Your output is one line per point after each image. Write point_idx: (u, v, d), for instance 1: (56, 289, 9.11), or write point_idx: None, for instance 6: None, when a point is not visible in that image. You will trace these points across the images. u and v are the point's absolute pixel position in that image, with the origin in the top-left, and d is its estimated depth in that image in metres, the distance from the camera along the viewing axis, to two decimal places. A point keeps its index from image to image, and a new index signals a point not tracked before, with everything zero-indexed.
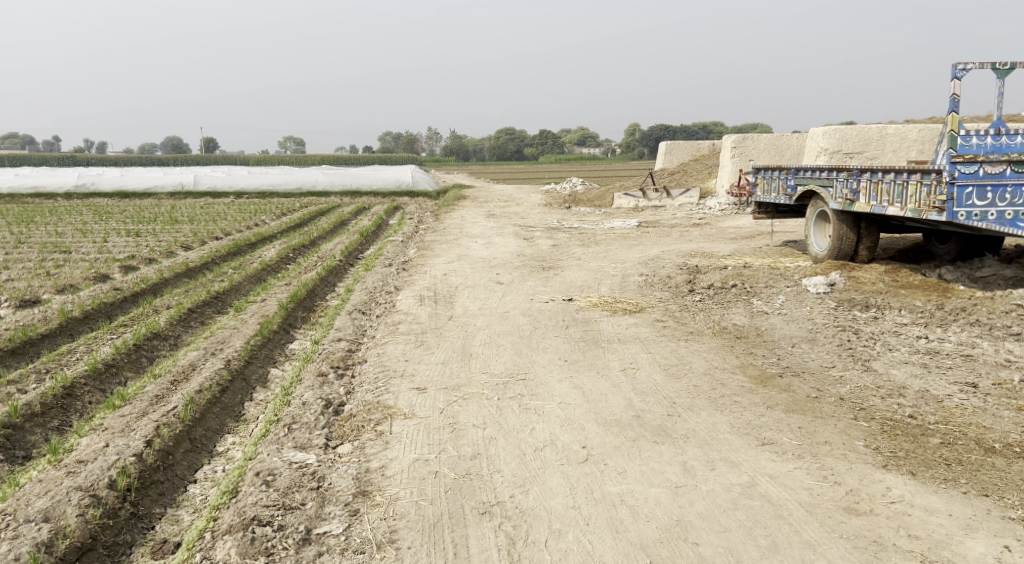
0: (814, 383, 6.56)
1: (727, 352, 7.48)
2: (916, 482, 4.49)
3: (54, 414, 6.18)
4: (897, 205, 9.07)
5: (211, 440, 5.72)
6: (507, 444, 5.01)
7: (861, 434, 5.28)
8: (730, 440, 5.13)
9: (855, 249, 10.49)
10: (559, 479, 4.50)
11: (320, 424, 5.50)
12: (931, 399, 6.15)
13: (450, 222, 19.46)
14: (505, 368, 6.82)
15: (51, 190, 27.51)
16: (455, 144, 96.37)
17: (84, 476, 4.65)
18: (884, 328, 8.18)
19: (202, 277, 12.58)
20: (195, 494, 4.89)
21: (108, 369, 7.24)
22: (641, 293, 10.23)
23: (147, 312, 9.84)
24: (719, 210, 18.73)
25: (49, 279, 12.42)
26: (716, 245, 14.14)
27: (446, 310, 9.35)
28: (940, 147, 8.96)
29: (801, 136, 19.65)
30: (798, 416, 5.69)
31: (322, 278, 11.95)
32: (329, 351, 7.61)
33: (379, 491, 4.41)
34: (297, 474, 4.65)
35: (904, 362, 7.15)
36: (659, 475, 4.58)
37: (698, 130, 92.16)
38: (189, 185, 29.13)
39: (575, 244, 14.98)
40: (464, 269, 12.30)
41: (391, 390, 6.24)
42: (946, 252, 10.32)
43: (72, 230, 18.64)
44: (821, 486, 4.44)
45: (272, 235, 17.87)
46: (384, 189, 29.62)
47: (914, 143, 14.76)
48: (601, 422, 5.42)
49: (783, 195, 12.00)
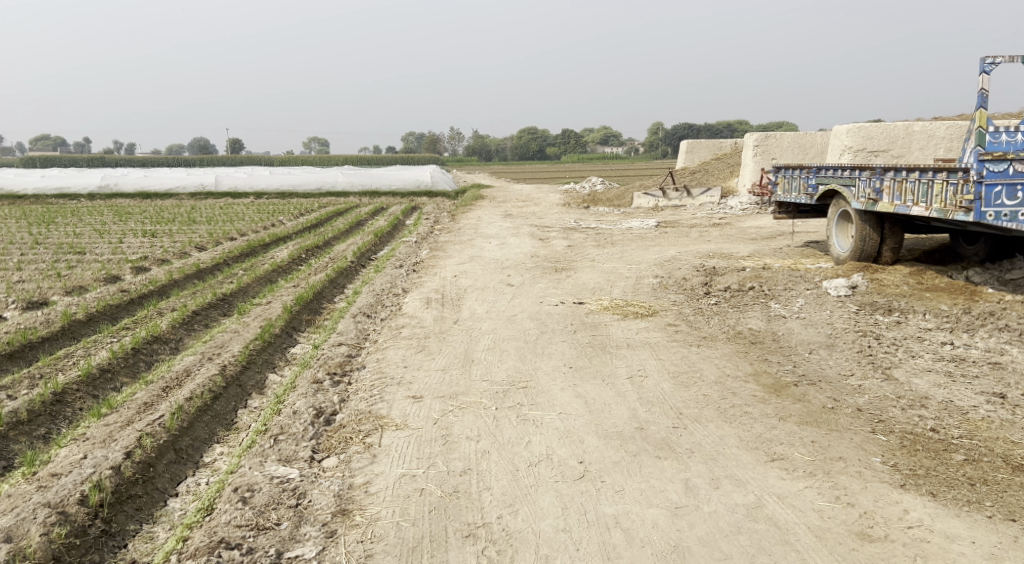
0: (831, 392, 6.22)
1: (740, 359, 7.16)
2: (936, 504, 4.17)
3: (41, 422, 6.03)
4: (922, 205, 8.71)
5: (198, 450, 5.52)
6: (500, 458, 4.75)
7: (877, 449, 4.95)
8: (737, 456, 4.83)
9: (878, 250, 10.10)
10: (551, 498, 4.23)
11: (308, 435, 5.27)
12: (955, 411, 5.80)
13: (466, 222, 19.24)
14: (507, 376, 6.56)
15: (76, 191, 27.64)
16: (477, 144, 95.98)
17: (55, 492, 4.51)
18: (906, 333, 7.82)
19: (212, 279, 12.42)
20: (173, 509, 4.71)
21: (102, 375, 7.06)
22: (654, 295, 9.92)
23: (151, 314, 9.68)
24: (739, 209, 18.34)
25: (60, 281, 12.32)
26: (735, 246, 13.76)
27: (452, 313, 9.11)
28: (968, 144, 8.59)
29: (826, 134, 19.18)
30: (812, 429, 5.36)
31: (331, 280, 11.76)
32: (328, 356, 7.37)
33: (359, 510, 4.18)
34: (278, 489, 4.44)
35: (927, 370, 6.79)
36: (658, 494, 4.29)
37: (721, 128, 91.20)
38: (210, 184, 29.14)
39: (591, 245, 14.65)
40: (475, 271, 12.07)
41: (387, 398, 5.99)
42: (974, 253, 9.89)
43: (90, 231, 18.58)
44: (832, 508, 4.13)
45: (286, 236, 17.75)
46: (402, 189, 29.48)
47: (941, 141, 14.31)
48: (602, 435, 5.14)
49: (804, 194, 11.62)
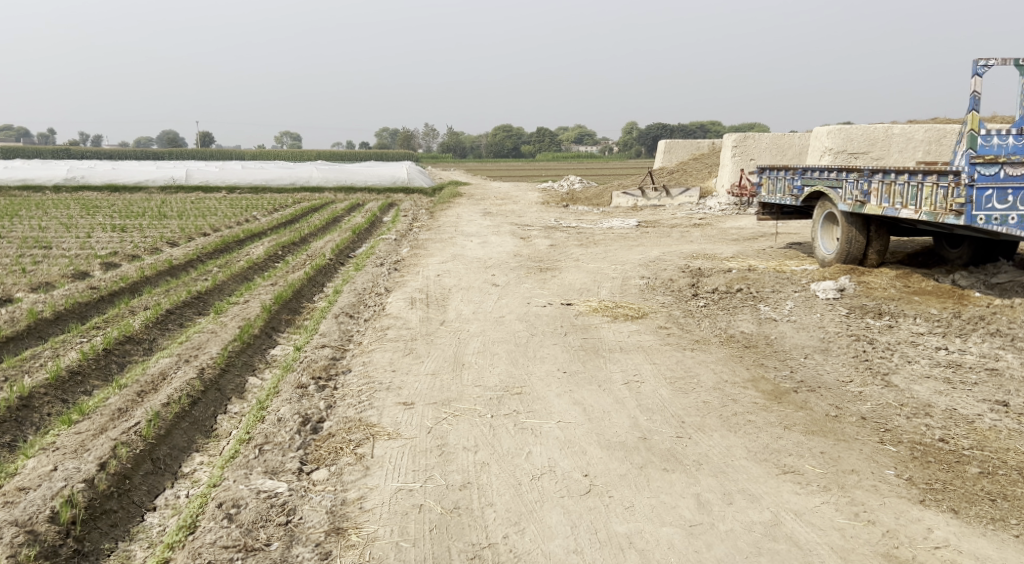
0: (832, 400, 6.05)
1: (736, 364, 6.98)
2: (960, 522, 4.07)
3: (6, 428, 5.72)
4: (911, 208, 8.57)
5: (176, 460, 5.22)
6: (500, 471, 4.50)
7: (890, 461, 4.77)
8: (747, 468, 4.63)
9: (864, 252, 9.98)
10: (559, 516, 4.02)
11: (295, 445, 4.99)
12: (960, 420, 5.64)
13: (446, 220, 18.93)
14: (500, 381, 6.29)
15: (41, 183, 26.90)
16: (451, 140, 95.37)
17: (22, 508, 4.21)
18: (900, 338, 7.70)
19: (185, 276, 12.00)
20: (152, 525, 4.43)
21: (72, 377, 6.72)
22: (642, 297, 9.73)
23: (123, 313, 9.31)
24: (719, 209, 18.24)
25: (25, 277, 11.86)
26: (719, 246, 13.64)
27: (438, 315, 8.83)
28: (959, 147, 8.44)
29: (805, 135, 19.14)
30: (819, 438, 5.18)
31: (310, 278, 11.45)
32: (311, 359, 7.08)
33: (355, 528, 3.92)
34: (265, 505, 4.16)
35: (926, 376, 6.65)
36: (670, 511, 4.10)
37: (696, 128, 91.57)
38: (180, 178, 28.53)
39: (573, 244, 14.46)
40: (458, 270, 11.79)
41: (375, 405, 5.71)
42: (958, 256, 9.80)
43: (56, 224, 18.05)
44: (853, 527, 4.02)
45: (262, 232, 17.34)
46: (378, 185, 29.07)
47: (920, 144, 14.29)
48: (604, 445, 4.92)
49: (789, 195, 11.46)
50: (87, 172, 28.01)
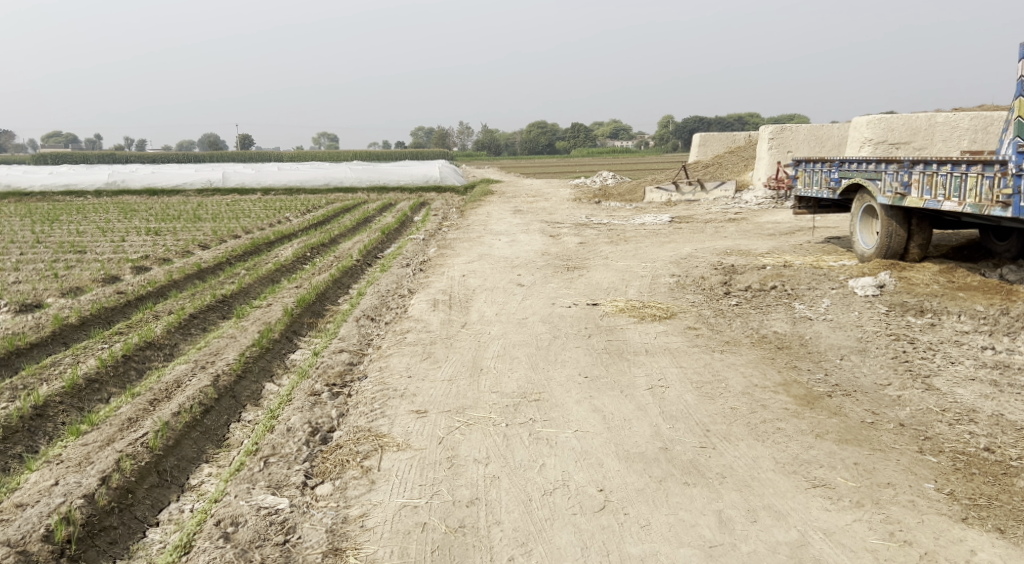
0: (868, 405, 5.71)
1: (767, 366, 6.66)
2: (1007, 544, 3.81)
3: (18, 439, 5.67)
4: (953, 200, 8.15)
5: (184, 471, 5.08)
6: (511, 486, 4.30)
7: (930, 473, 4.45)
8: (773, 482, 4.35)
9: (905, 247, 9.55)
10: (569, 535, 3.86)
11: (301, 457, 4.83)
12: (1007, 427, 5.28)
13: (477, 218, 18.75)
14: (518, 387, 6.08)
15: (83, 188, 27.24)
16: (485, 137, 95.22)
17: (17, 527, 4.15)
18: (942, 337, 7.31)
19: (213, 279, 11.96)
20: (152, 542, 4.31)
21: (89, 385, 6.64)
22: (672, 296, 9.42)
23: (147, 318, 9.25)
24: (755, 204, 17.79)
25: (56, 282, 11.91)
26: (755, 242, 13.23)
27: (460, 317, 8.64)
28: (1005, 135, 8.03)
29: (844, 126, 18.58)
30: (853, 448, 4.87)
31: (335, 280, 11.34)
32: (328, 365, 6.92)
33: (354, 550, 3.81)
34: (264, 523, 4.05)
35: (970, 379, 6.27)
36: (689, 530, 3.91)
37: (734, 120, 90.32)
38: (217, 181, 28.71)
39: (604, 241, 14.16)
40: (484, 270, 11.60)
41: (388, 414, 5.53)
42: (1006, 250, 9.33)
43: (93, 229, 18.18)
44: (887, 549, 3.79)
45: (292, 233, 17.30)
46: (411, 185, 29.02)
47: (965, 133, 13.69)
48: (622, 457, 4.67)
49: (826, 188, 11.05)
50: (128, 176, 28.32)
